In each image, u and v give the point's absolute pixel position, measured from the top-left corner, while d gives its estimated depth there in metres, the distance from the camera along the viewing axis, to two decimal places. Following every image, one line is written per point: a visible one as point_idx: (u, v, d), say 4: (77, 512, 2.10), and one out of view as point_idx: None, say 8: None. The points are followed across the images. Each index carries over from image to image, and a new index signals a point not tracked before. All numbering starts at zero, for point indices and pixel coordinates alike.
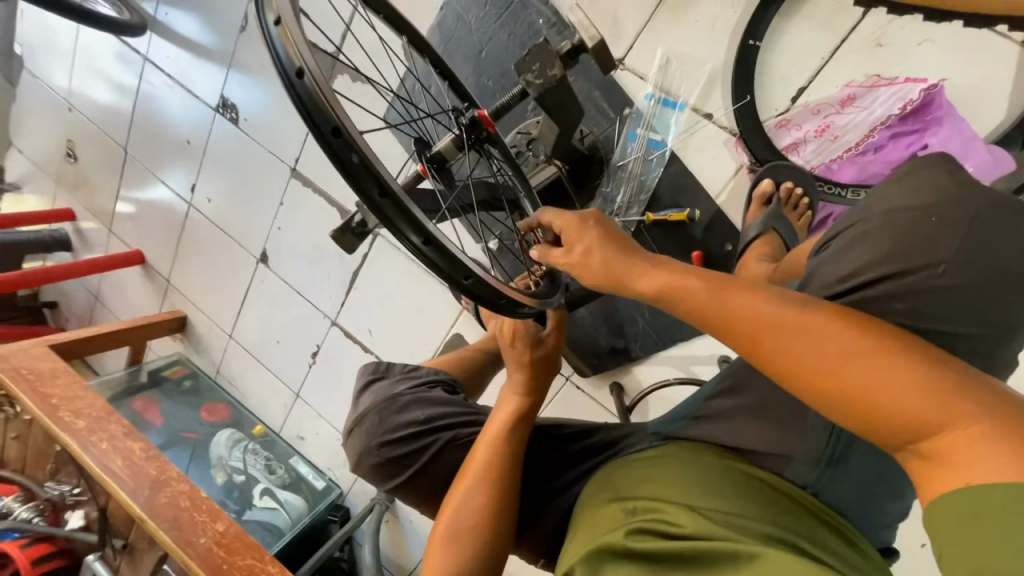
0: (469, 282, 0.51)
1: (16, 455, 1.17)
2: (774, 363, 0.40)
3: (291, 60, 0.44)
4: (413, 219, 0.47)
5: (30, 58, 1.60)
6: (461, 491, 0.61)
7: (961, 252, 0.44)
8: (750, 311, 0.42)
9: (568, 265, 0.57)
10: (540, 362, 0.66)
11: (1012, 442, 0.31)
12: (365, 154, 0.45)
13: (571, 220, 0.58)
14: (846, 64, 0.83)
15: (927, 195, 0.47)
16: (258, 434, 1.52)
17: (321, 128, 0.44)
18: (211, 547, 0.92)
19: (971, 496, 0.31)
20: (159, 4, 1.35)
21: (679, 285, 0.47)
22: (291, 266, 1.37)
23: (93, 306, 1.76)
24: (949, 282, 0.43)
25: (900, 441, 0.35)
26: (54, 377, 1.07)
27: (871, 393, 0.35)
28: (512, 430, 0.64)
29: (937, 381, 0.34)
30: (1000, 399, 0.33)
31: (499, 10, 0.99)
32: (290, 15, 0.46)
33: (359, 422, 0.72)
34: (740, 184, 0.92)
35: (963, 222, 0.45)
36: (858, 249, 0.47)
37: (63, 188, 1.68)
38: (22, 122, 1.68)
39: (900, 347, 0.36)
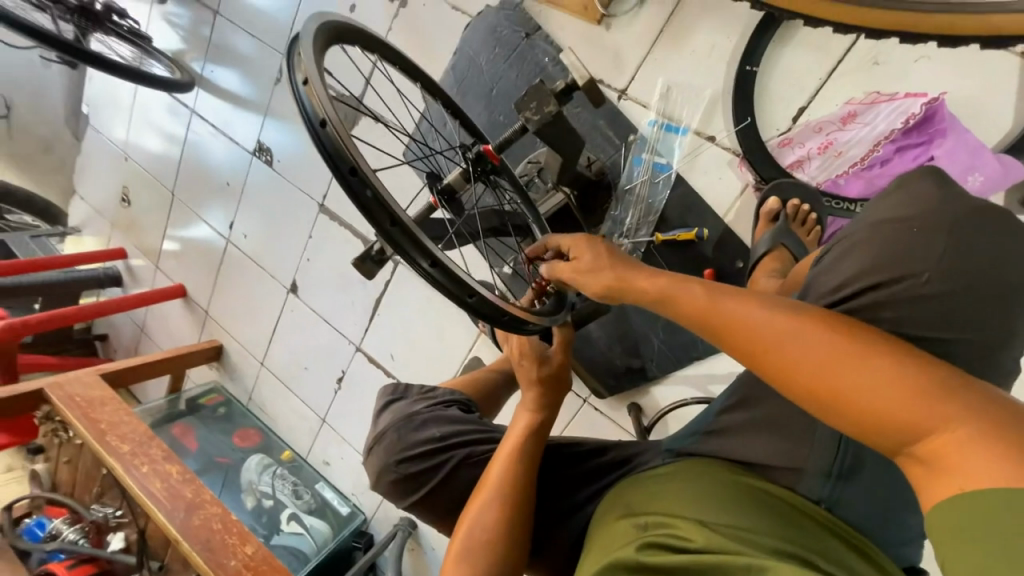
0: (474, 300, 0.54)
1: (67, 479, 1.25)
2: (774, 368, 0.43)
3: (316, 112, 0.50)
4: (422, 246, 0.51)
5: (95, 115, 1.79)
6: (475, 505, 0.62)
7: (947, 261, 0.45)
8: (745, 320, 0.45)
9: (575, 277, 0.60)
10: (549, 379, 0.69)
11: (997, 443, 0.33)
12: (378, 190, 0.50)
13: (578, 239, 0.61)
14: (844, 83, 0.85)
15: (912, 206, 0.49)
16: (286, 459, 1.57)
17: (341, 169, 0.49)
18: (240, 569, 0.95)
19: (969, 500, 0.33)
20: (205, 63, 1.50)
21: (678, 296, 0.50)
22: (319, 295, 1.44)
23: (139, 337, 1.89)
24: (933, 290, 0.45)
25: (896, 443, 0.37)
26: (103, 404, 1.15)
27: (861, 396, 0.38)
28: (524, 446, 0.66)
29: (926, 385, 0.36)
30: (986, 402, 0.35)
31: (507, 51, 1.07)
32: (316, 75, 0.53)
33: (379, 439, 0.75)
34: (747, 202, 0.93)
35: (948, 232, 0.46)
36: (849, 260, 0.50)
37: (118, 230, 1.85)
38: (86, 172, 1.87)
39: (892, 353, 0.39)
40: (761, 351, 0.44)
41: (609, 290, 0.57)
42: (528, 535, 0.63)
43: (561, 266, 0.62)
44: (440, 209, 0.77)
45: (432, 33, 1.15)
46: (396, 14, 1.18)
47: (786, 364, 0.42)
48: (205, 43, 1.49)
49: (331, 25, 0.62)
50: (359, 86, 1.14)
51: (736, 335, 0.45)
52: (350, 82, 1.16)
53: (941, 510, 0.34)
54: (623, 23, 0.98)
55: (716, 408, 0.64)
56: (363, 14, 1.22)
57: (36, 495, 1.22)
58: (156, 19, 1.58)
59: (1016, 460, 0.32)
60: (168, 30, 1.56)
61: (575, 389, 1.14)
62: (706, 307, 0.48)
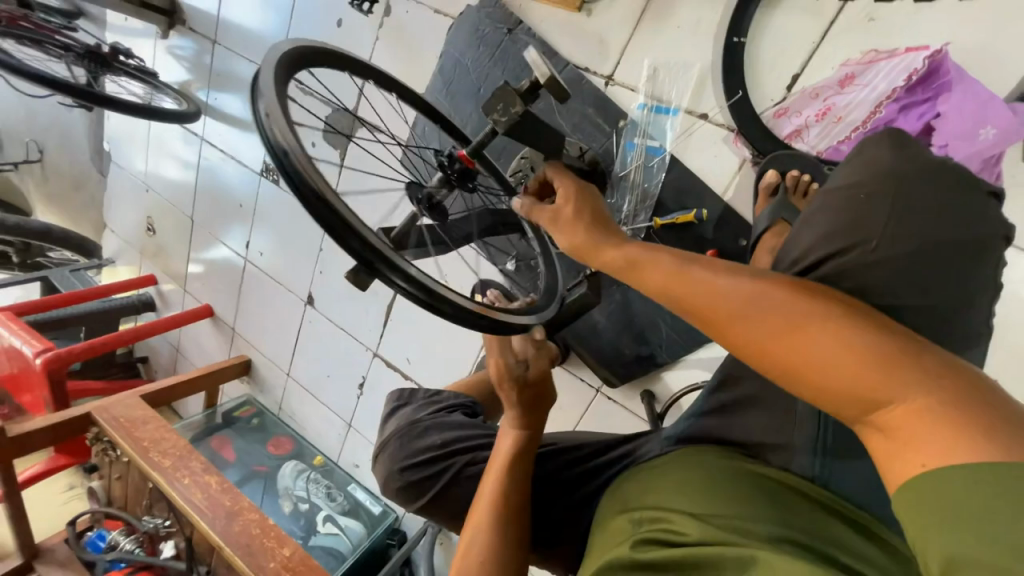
0: (353, 237, 0.52)
1: (120, 494, 1.34)
2: (735, 336, 0.42)
3: (259, 75, 0.58)
4: (377, 248, 0.54)
5: (115, 151, 1.89)
6: (472, 526, 0.64)
7: (889, 228, 0.50)
8: (711, 289, 0.44)
9: (551, 220, 0.62)
10: (529, 399, 0.69)
11: (954, 411, 0.33)
12: (330, 197, 0.52)
13: (570, 186, 0.64)
14: (840, 44, 0.81)
15: (861, 175, 0.53)
16: (318, 464, 1.65)
17: (258, 110, 0.55)
18: (279, 570, 1.01)
19: (932, 478, 0.32)
20: (210, 91, 1.56)
21: (651, 259, 0.50)
22: (334, 305, 1.49)
23: (177, 357, 2.00)
24: (882, 254, 0.49)
25: (855, 415, 0.37)
26: (145, 423, 1.22)
27: (822, 367, 0.37)
28: (513, 466, 0.67)
29: (886, 351, 0.36)
30: (944, 369, 0.35)
31: (491, 48, 1.07)
32: (279, 58, 0.62)
33: (385, 446, 0.78)
34: (746, 178, 0.90)
35: (890, 202, 0.51)
36: (808, 232, 0.54)
37: (147, 257, 1.95)
38: (113, 206, 1.98)
39: (852, 319, 0.38)
40: (727, 322, 0.43)
41: (576, 250, 0.58)
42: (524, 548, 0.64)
43: (538, 209, 0.64)
44: (422, 216, 0.80)
45: (417, 39, 1.16)
46: (381, 24, 1.20)
47: (746, 334, 0.41)
48: (208, 71, 1.55)
49: (297, 49, 0.66)
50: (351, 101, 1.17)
51: (700, 308, 0.45)
52: (341, 99, 1.19)
53: (904, 492, 0.33)
54: (604, 7, 0.96)
55: (707, 389, 0.67)
56: (350, 29, 1.25)
57: (94, 510, 1.32)
58: (161, 53, 1.64)
59: (971, 432, 0.32)
60: (172, 63, 1.62)
61: (587, 380, 1.14)
62: (675, 276, 0.47)
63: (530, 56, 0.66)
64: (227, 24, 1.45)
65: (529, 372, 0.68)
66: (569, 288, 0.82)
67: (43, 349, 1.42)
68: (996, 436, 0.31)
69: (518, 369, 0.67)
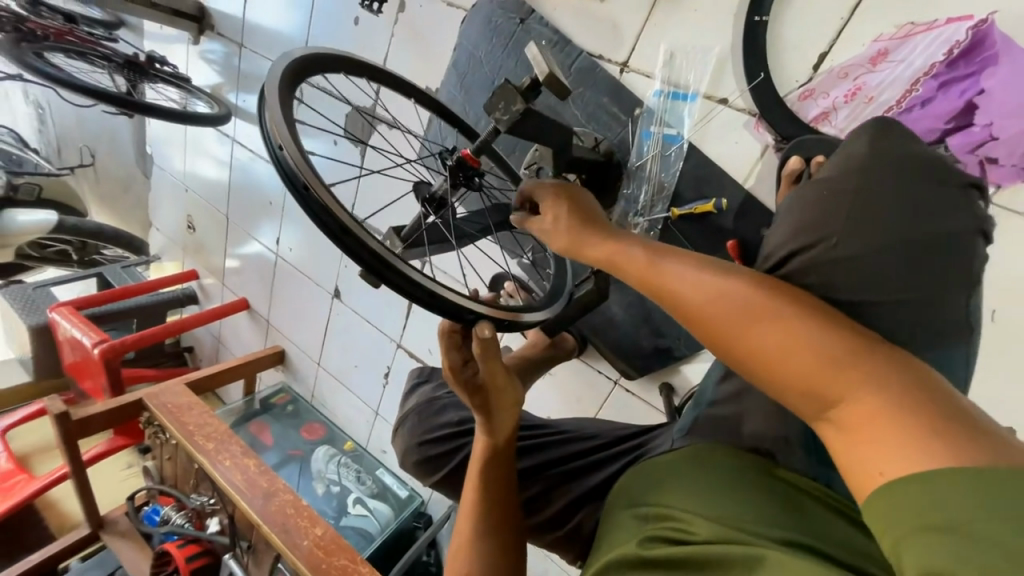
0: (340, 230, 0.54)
1: (170, 473, 1.45)
2: (707, 330, 0.42)
3: (274, 74, 0.62)
4: (303, 176, 0.54)
5: (156, 154, 2.00)
6: (461, 530, 0.66)
7: (852, 226, 0.48)
8: (681, 283, 0.44)
9: (543, 232, 0.61)
10: (483, 399, 0.64)
11: (911, 415, 0.33)
12: (276, 132, 0.56)
13: (549, 191, 0.63)
14: (872, 17, 0.75)
15: (828, 173, 0.53)
16: (348, 449, 1.73)
17: (263, 108, 0.58)
18: (312, 548, 1.07)
19: (901, 488, 0.31)
20: (239, 93, 1.62)
21: (628, 251, 0.51)
22: (360, 299, 1.54)
23: (219, 347, 2.13)
24: (847, 252, 0.47)
25: (814, 412, 0.37)
26: (191, 408, 1.32)
27: (785, 368, 0.37)
28: (488, 475, 0.66)
29: (844, 353, 0.36)
30: (902, 372, 0.35)
31: (503, 40, 1.06)
32: (291, 61, 0.66)
33: (405, 421, 0.83)
34: (769, 164, 0.86)
35: (855, 199, 0.50)
36: (778, 232, 0.53)
37: (189, 254, 2.08)
38: (157, 206, 2.11)
39: (816, 321, 0.38)
40: (693, 313, 0.43)
41: (567, 248, 0.59)
42: (510, 550, 0.65)
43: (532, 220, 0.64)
44: (428, 215, 0.80)
45: (431, 32, 1.17)
46: (395, 20, 1.21)
47: (719, 330, 0.41)
48: (236, 74, 1.61)
49: (313, 57, 0.70)
50: (369, 101, 1.20)
51: (675, 300, 0.45)
52: (360, 98, 1.22)
53: (875, 503, 0.33)
54: None
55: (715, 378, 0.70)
56: (366, 29, 1.27)
57: (150, 487, 1.44)
58: (194, 59, 1.72)
59: (932, 438, 0.32)
60: (204, 67, 1.70)
61: (605, 371, 1.14)
62: (648, 267, 0.48)
63: (530, 52, 0.65)
64: (252, 27, 1.50)
65: (480, 377, 0.64)
66: (577, 284, 0.83)
67: (99, 340, 1.54)
68: (951, 437, 0.32)
69: (466, 372, 0.64)
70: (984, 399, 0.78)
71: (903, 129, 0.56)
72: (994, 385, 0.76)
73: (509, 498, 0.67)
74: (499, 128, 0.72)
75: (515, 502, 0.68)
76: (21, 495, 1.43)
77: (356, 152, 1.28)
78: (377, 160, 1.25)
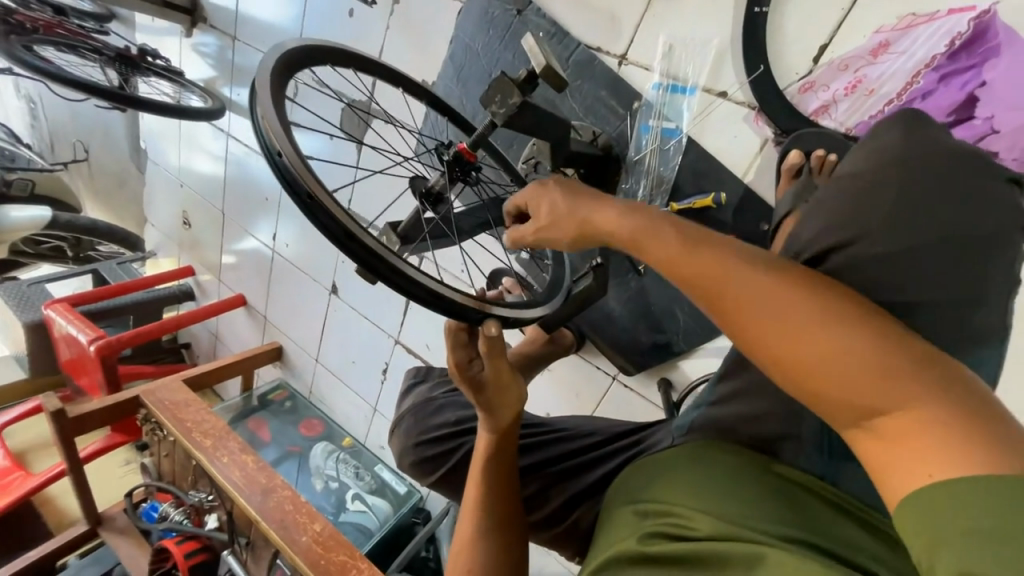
0: (345, 237, 0.54)
1: (168, 470, 1.45)
2: (744, 328, 0.41)
3: (263, 72, 0.60)
4: (306, 183, 0.53)
5: (151, 149, 1.98)
6: (464, 529, 0.66)
7: (892, 225, 0.48)
8: (719, 277, 0.42)
9: (538, 230, 0.60)
10: (492, 398, 0.64)
11: (957, 424, 0.32)
12: (272, 135, 0.54)
13: (534, 189, 0.62)
14: (874, 7, 0.74)
15: (863, 167, 0.54)
16: (347, 445, 1.73)
17: (257, 111, 0.56)
18: (310, 544, 1.07)
19: (942, 493, 0.31)
20: (233, 86, 1.60)
21: (660, 238, 0.48)
22: (358, 295, 1.53)
23: (216, 344, 2.13)
24: (887, 249, 0.47)
25: (852, 420, 0.36)
26: (188, 405, 1.31)
27: (826, 371, 0.36)
28: (491, 473, 0.66)
29: (892, 359, 0.34)
30: (951, 381, 0.34)
31: (500, 32, 1.04)
32: (278, 56, 0.63)
33: (400, 423, 0.83)
34: (768, 158, 0.86)
35: (897, 196, 0.50)
36: (812, 227, 0.54)
37: (184, 250, 2.07)
38: (152, 201, 2.10)
39: (862, 323, 0.36)
40: (732, 307, 0.41)
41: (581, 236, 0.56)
42: (513, 548, 0.65)
43: (523, 226, 0.63)
44: (426, 210, 0.79)
45: (428, 24, 1.15)
46: (391, 12, 1.19)
47: (757, 328, 0.40)
48: (230, 66, 1.59)
49: (304, 49, 0.68)
50: (364, 95, 1.19)
51: (712, 294, 0.43)
52: (355, 91, 1.20)
53: (909, 506, 0.32)
54: None
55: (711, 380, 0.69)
56: (361, 21, 1.25)
57: (147, 484, 1.44)
58: (187, 51, 1.69)
59: (980, 448, 0.31)
60: (197, 60, 1.67)
61: (603, 368, 1.14)
62: (683, 258, 0.45)
63: (526, 44, 0.64)
64: (245, 19, 1.48)
65: (485, 374, 0.64)
66: (574, 280, 0.82)
67: (95, 337, 1.53)
68: (1002, 450, 0.30)
69: (472, 369, 0.64)
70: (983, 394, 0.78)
71: (933, 121, 0.57)
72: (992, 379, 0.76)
73: (512, 495, 0.67)
74: (495, 123, 0.71)
75: (517, 500, 0.68)
76: (18, 493, 1.43)
77: (352, 147, 1.27)
78: (373, 155, 1.24)
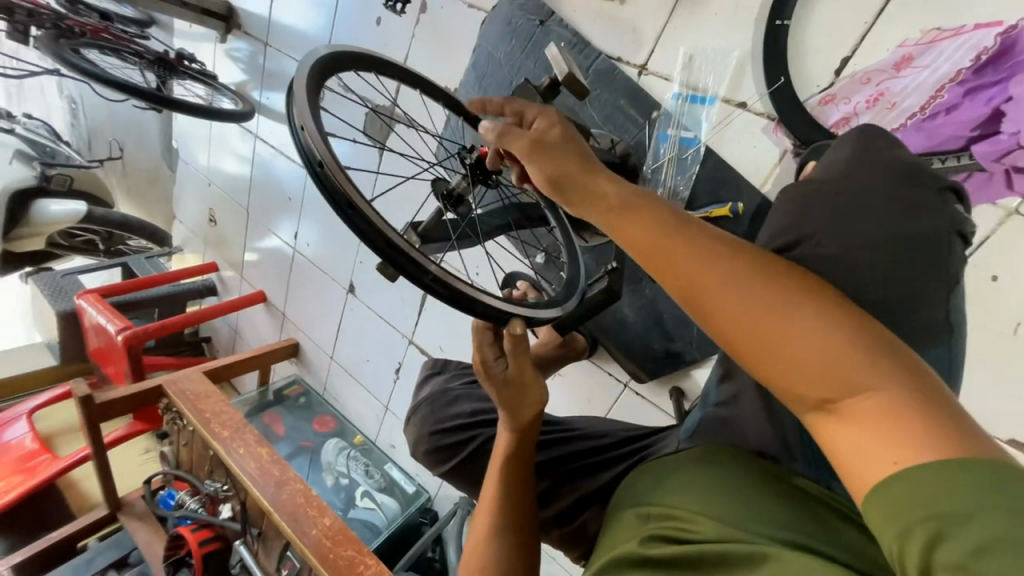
0: (378, 241, 0.56)
1: (186, 459, 1.49)
2: (712, 311, 0.40)
3: (298, 83, 0.62)
4: (345, 190, 0.56)
5: (182, 148, 2.06)
6: (479, 527, 0.67)
7: (835, 225, 0.50)
8: (695, 260, 0.41)
9: (535, 156, 0.53)
10: (512, 394, 0.66)
11: (916, 408, 0.33)
12: (314, 145, 0.57)
13: (548, 121, 0.57)
14: (897, 22, 0.74)
15: (820, 171, 0.56)
16: (358, 443, 1.76)
17: (294, 123, 0.58)
18: (320, 538, 1.09)
19: (911, 475, 0.31)
20: (263, 91, 1.66)
21: (638, 215, 0.46)
22: (375, 295, 1.56)
23: (235, 338, 2.19)
24: (836, 253, 0.48)
25: (815, 404, 0.36)
26: (207, 396, 1.35)
27: (796, 355, 0.36)
28: (507, 471, 0.67)
29: (860, 346, 0.35)
30: (910, 369, 0.35)
31: (522, 42, 1.07)
32: (312, 67, 0.66)
33: (417, 411, 0.84)
34: (787, 169, 0.86)
35: (836, 199, 0.52)
36: (774, 223, 0.56)
37: (210, 246, 2.13)
38: (181, 199, 2.17)
39: (830, 311, 0.37)
40: (708, 291, 0.40)
41: (554, 184, 0.53)
42: (529, 549, 0.66)
43: (515, 136, 0.55)
44: (447, 212, 0.82)
45: (453, 33, 1.18)
46: (417, 21, 1.23)
47: (726, 311, 0.39)
48: (261, 71, 1.65)
49: (336, 55, 0.72)
50: (389, 101, 1.23)
51: (679, 275, 0.42)
52: (380, 97, 1.24)
53: (881, 491, 0.32)
54: None
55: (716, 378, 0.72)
56: (388, 29, 1.29)
57: (166, 471, 1.48)
58: (221, 57, 1.76)
59: (936, 430, 0.32)
60: (231, 65, 1.74)
61: (614, 374, 1.14)
62: (662, 237, 0.44)
63: (549, 52, 0.66)
64: (278, 26, 1.53)
65: (509, 372, 0.66)
66: (590, 283, 0.84)
67: (122, 327, 1.59)
68: (951, 434, 0.32)
69: (496, 366, 0.66)
70: (1001, 414, 0.76)
71: None
72: (1010, 399, 0.75)
73: (528, 496, 0.68)
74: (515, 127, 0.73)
75: (531, 500, 0.68)
76: (46, 475, 1.48)
77: (375, 151, 1.31)
78: (395, 158, 1.28)
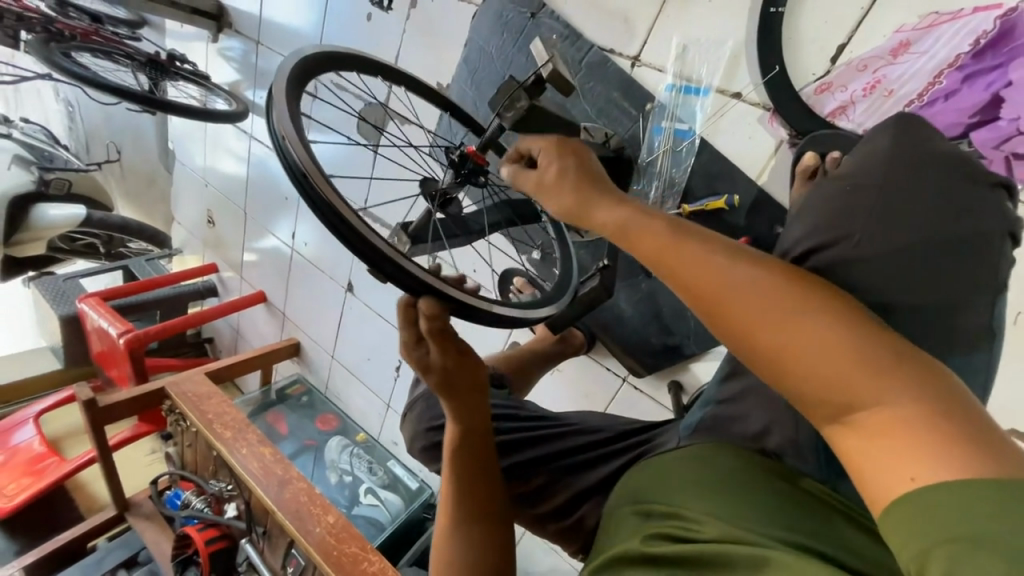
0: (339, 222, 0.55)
1: (190, 459, 1.51)
2: (727, 324, 0.40)
3: (285, 67, 0.64)
4: (302, 160, 0.56)
5: (178, 150, 2.05)
6: (443, 516, 0.68)
7: (872, 231, 0.49)
8: (710, 272, 0.41)
9: (544, 190, 0.56)
10: (441, 380, 0.65)
11: (940, 423, 0.32)
12: (282, 118, 0.58)
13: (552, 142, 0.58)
14: (893, 7, 0.72)
15: (851, 168, 0.54)
16: (361, 440, 1.77)
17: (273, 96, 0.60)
18: (324, 536, 1.10)
19: (933, 494, 0.30)
20: (256, 90, 1.65)
21: (649, 229, 0.46)
22: (373, 294, 1.56)
23: (237, 338, 2.20)
24: (865, 254, 0.48)
25: (834, 417, 0.36)
26: (209, 397, 1.36)
27: (814, 368, 0.36)
28: (458, 459, 0.67)
29: (883, 360, 0.34)
30: (937, 383, 0.34)
31: (514, 35, 1.05)
32: (299, 57, 0.67)
33: (413, 408, 0.84)
34: (783, 159, 0.84)
35: (880, 199, 0.51)
36: (798, 226, 0.54)
37: (209, 247, 2.14)
38: (179, 200, 2.17)
39: (852, 324, 0.36)
40: (722, 303, 0.40)
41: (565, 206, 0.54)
42: (489, 539, 0.66)
43: (526, 175, 0.59)
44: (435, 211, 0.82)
45: (444, 27, 1.17)
46: (408, 16, 1.21)
47: (742, 323, 0.39)
48: (254, 70, 1.64)
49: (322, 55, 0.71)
50: (381, 100, 1.22)
51: (694, 288, 0.42)
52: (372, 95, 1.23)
53: (903, 508, 0.31)
54: None
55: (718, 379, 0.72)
56: (379, 25, 1.27)
57: (171, 472, 1.49)
58: (213, 56, 1.75)
59: (961, 446, 0.31)
60: (223, 65, 1.73)
61: (613, 368, 1.14)
62: (674, 249, 0.44)
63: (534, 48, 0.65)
64: (269, 25, 1.52)
65: (431, 357, 0.63)
66: (582, 281, 0.83)
67: (124, 330, 1.60)
68: (976, 449, 0.31)
69: (421, 353, 0.63)
70: (1002, 403, 0.75)
71: (932, 126, 0.56)
72: (1011, 389, 0.74)
73: (482, 484, 0.68)
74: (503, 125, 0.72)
75: (494, 492, 0.69)
76: (53, 477, 1.50)
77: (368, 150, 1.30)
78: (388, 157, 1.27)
